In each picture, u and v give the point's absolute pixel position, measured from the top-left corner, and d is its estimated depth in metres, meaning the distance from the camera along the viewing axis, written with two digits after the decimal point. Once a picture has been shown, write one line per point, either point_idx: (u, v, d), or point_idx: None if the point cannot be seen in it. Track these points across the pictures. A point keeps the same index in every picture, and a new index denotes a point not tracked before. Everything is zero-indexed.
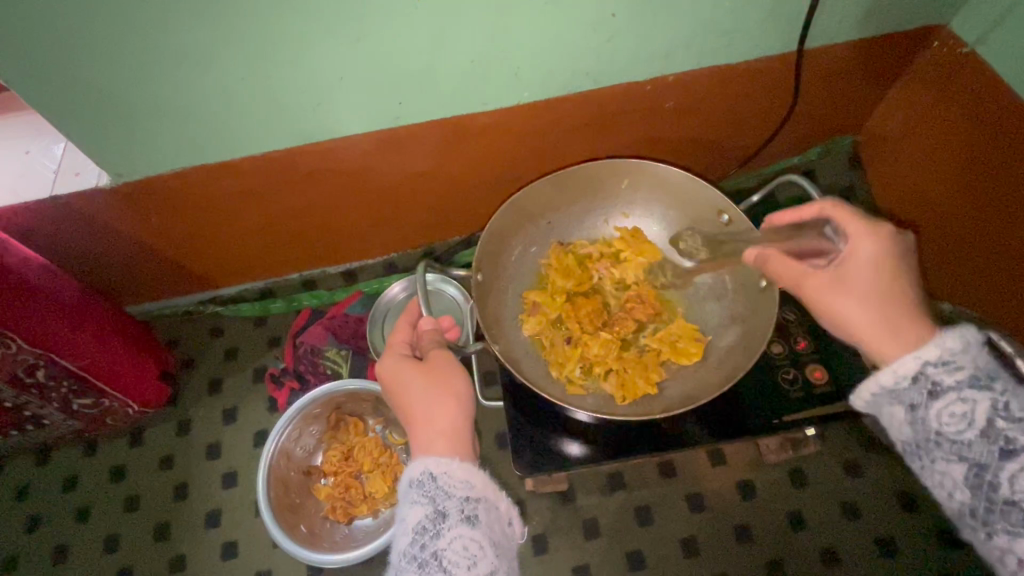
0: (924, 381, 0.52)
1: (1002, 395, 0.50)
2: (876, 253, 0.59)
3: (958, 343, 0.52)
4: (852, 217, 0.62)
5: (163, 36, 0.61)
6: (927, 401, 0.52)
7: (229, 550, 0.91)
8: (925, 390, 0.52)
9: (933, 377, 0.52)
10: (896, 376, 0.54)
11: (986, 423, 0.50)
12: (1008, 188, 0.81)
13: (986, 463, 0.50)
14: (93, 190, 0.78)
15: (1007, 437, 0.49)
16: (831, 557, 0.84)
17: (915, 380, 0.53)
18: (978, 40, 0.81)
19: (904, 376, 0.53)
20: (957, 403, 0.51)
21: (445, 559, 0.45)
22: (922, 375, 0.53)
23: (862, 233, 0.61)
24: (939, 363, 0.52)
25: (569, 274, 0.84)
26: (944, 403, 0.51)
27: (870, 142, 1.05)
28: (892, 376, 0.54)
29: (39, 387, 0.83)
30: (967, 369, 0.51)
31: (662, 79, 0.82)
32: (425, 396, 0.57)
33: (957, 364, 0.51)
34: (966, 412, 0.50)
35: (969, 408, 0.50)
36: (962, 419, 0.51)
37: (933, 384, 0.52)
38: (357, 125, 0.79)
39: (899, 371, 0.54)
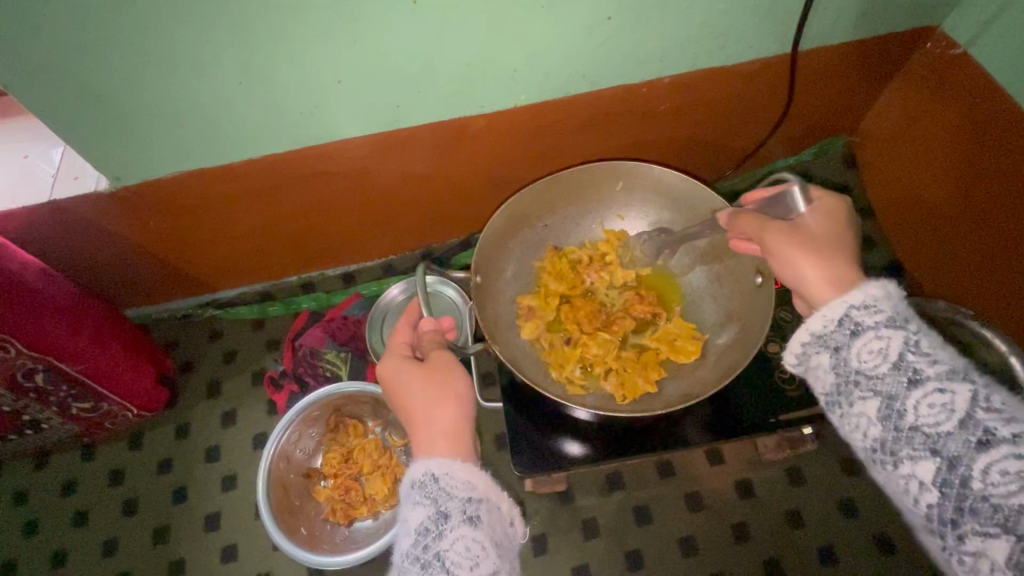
0: (847, 322, 0.51)
1: (915, 333, 0.48)
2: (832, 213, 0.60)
3: (880, 291, 0.51)
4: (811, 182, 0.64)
5: (162, 40, 0.61)
6: (848, 342, 0.51)
7: (229, 553, 0.91)
8: (846, 331, 0.51)
9: (855, 319, 0.51)
10: (824, 321, 0.53)
11: (898, 357, 0.48)
12: (1001, 185, 0.82)
13: (897, 395, 0.48)
14: (92, 193, 0.78)
15: (917, 369, 0.47)
16: (828, 555, 0.85)
17: (838, 323, 0.52)
18: (970, 42, 0.82)
19: (832, 320, 0.52)
20: (874, 340, 0.49)
21: (448, 559, 0.45)
22: (846, 317, 0.51)
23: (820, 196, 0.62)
24: (862, 306, 0.51)
25: (563, 277, 0.84)
26: (863, 342, 0.50)
27: (864, 143, 1.06)
28: (821, 321, 0.53)
29: (38, 391, 0.83)
30: (887, 310, 0.50)
31: (658, 81, 0.82)
32: (426, 397, 0.57)
33: (876, 306, 0.50)
34: (882, 348, 0.49)
35: (885, 344, 0.49)
36: (879, 355, 0.49)
37: (855, 325, 0.51)
38: (355, 128, 0.79)
39: (827, 315, 0.53)
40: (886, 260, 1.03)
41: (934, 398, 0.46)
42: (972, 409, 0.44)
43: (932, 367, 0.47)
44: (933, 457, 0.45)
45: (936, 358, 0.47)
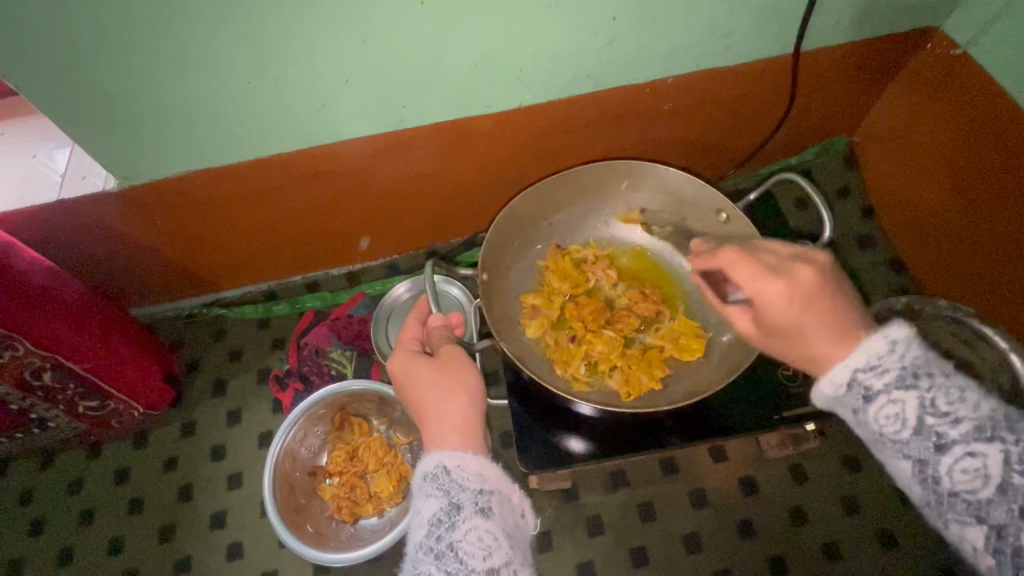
0: (857, 387, 0.48)
1: (929, 391, 0.45)
2: (778, 296, 0.53)
3: (883, 345, 0.47)
4: (749, 263, 0.56)
5: (171, 40, 0.61)
6: (864, 406, 0.48)
7: (234, 551, 0.91)
8: (858, 396, 0.48)
9: (863, 383, 0.48)
10: (833, 385, 0.49)
11: (918, 422, 0.45)
12: (999, 182, 0.83)
13: (926, 459, 0.45)
14: (99, 193, 0.79)
15: (940, 433, 0.44)
16: (831, 551, 0.86)
17: (848, 387, 0.48)
18: (970, 42, 0.83)
19: (839, 385, 0.49)
20: (888, 406, 0.46)
21: (460, 550, 0.46)
22: (855, 382, 0.48)
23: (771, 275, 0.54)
24: (867, 368, 0.47)
25: (566, 276, 0.85)
26: (878, 407, 0.47)
27: (865, 143, 1.07)
28: (829, 385, 0.50)
29: (44, 390, 0.84)
30: (894, 370, 0.46)
31: (662, 81, 0.83)
32: (437, 392, 0.58)
33: (881, 367, 0.47)
34: (900, 413, 0.46)
35: (902, 409, 0.46)
36: (898, 421, 0.46)
37: (865, 390, 0.47)
38: (361, 128, 0.80)
39: (833, 380, 0.49)
40: (887, 259, 1.04)
41: (965, 462, 0.43)
42: (1008, 475, 0.42)
43: (955, 429, 0.44)
44: (980, 524, 0.42)
45: (958, 417, 0.44)
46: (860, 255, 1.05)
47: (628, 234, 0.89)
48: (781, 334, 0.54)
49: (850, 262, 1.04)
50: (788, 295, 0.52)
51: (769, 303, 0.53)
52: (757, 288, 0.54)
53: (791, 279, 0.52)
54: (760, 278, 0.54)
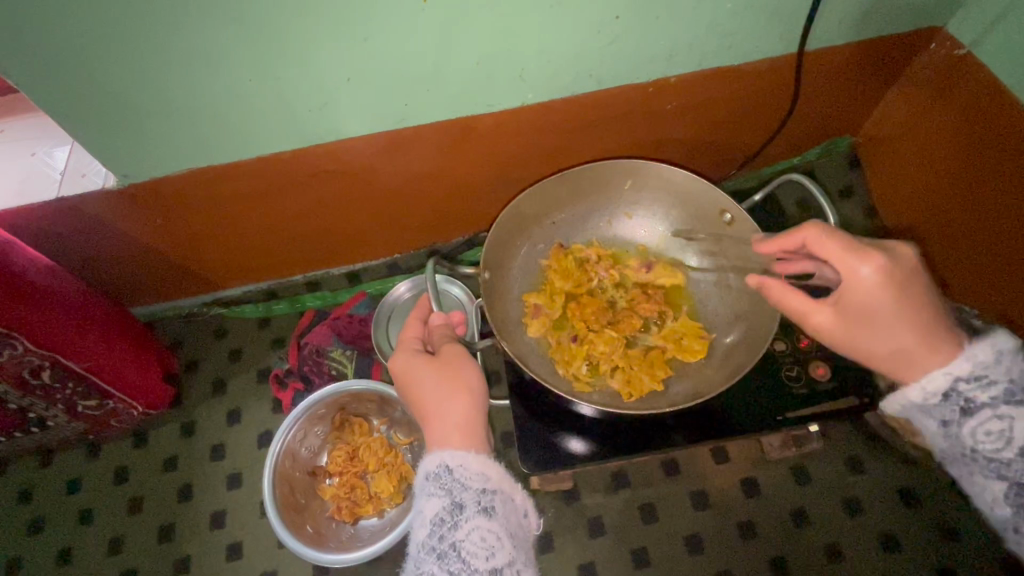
0: (955, 398, 0.54)
1: None
2: (874, 280, 0.55)
3: (989, 356, 0.54)
4: (839, 243, 0.57)
5: (172, 36, 0.61)
6: (960, 418, 0.54)
7: (234, 551, 0.91)
8: (956, 407, 0.54)
9: (965, 395, 0.54)
10: (926, 394, 0.55)
11: (1022, 439, 0.52)
12: (1002, 184, 0.83)
13: (1022, 477, 0.53)
14: (99, 190, 0.78)
15: None
16: (834, 552, 0.85)
17: (944, 397, 0.55)
18: (973, 43, 0.83)
19: (934, 394, 0.55)
20: (993, 421, 0.53)
21: (463, 549, 0.46)
22: (954, 392, 0.54)
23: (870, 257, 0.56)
24: (969, 379, 0.53)
25: (568, 276, 0.85)
26: (978, 421, 0.53)
27: (868, 143, 1.07)
28: (921, 393, 0.55)
29: (44, 389, 0.83)
30: (1001, 385, 0.53)
31: (665, 81, 0.83)
32: (439, 391, 0.57)
33: (989, 380, 0.53)
34: (1003, 430, 0.53)
35: (1006, 426, 0.53)
36: (1000, 437, 0.53)
37: (966, 401, 0.54)
38: (363, 127, 0.79)
39: (929, 388, 0.55)
40: None
41: None
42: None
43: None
44: None
45: None
46: None
47: (630, 233, 0.88)
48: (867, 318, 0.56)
49: None
50: (881, 280, 0.55)
51: (861, 286, 0.56)
52: (854, 270, 0.56)
53: (886, 261, 0.55)
54: (857, 260, 0.56)
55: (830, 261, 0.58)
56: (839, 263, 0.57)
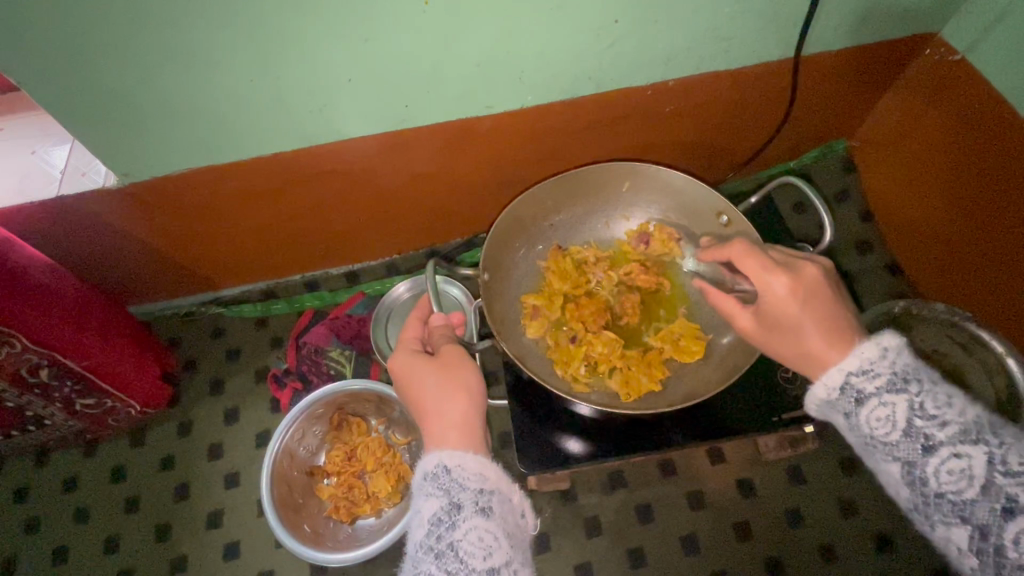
0: (850, 390, 0.52)
1: (918, 396, 0.49)
2: (785, 292, 0.59)
3: (876, 352, 0.52)
4: (755, 258, 0.61)
5: (173, 37, 0.61)
6: (855, 409, 0.52)
7: (231, 550, 0.91)
8: (850, 399, 0.52)
9: (856, 386, 0.52)
10: (828, 389, 0.54)
11: (907, 423, 0.49)
12: (997, 186, 0.84)
13: (914, 460, 0.49)
14: (99, 190, 0.78)
15: (928, 435, 0.48)
16: (828, 554, 0.86)
17: (841, 390, 0.53)
18: (968, 49, 0.84)
19: (833, 388, 0.53)
20: (879, 408, 0.50)
21: (460, 549, 0.46)
22: (847, 385, 0.52)
23: (783, 270, 0.59)
24: (859, 372, 0.52)
25: (566, 277, 0.85)
26: (868, 409, 0.51)
27: (863, 147, 1.08)
28: (824, 389, 0.54)
29: (42, 387, 0.83)
30: (884, 375, 0.51)
31: (663, 84, 0.83)
32: (437, 390, 0.58)
33: (874, 371, 0.51)
34: (890, 415, 0.50)
35: (891, 411, 0.50)
36: (888, 422, 0.50)
37: (857, 393, 0.52)
38: (362, 127, 0.80)
39: (829, 384, 0.54)
40: (885, 263, 1.04)
41: (950, 463, 0.47)
42: (991, 474, 0.45)
43: (942, 431, 0.48)
44: (964, 525, 0.46)
45: (945, 421, 0.48)
46: (859, 258, 1.05)
47: (628, 234, 0.89)
48: (780, 327, 0.59)
49: (848, 266, 1.05)
50: (793, 292, 0.58)
51: (774, 297, 0.59)
52: (768, 282, 0.60)
53: (795, 278, 0.59)
54: (769, 274, 0.60)
55: (749, 276, 0.62)
56: (754, 277, 0.61)
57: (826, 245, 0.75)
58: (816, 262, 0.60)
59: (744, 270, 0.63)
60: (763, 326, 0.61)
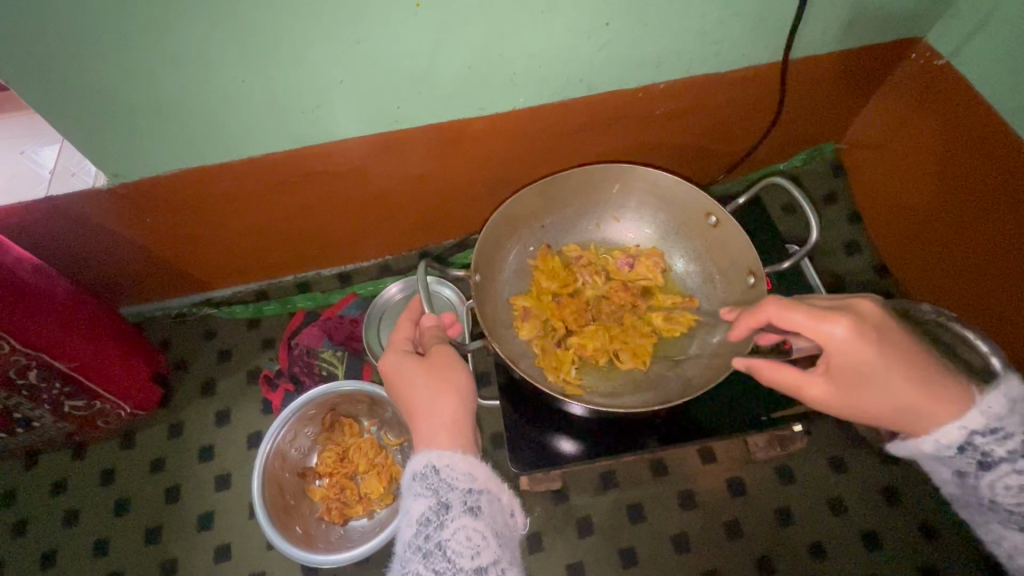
0: (973, 452, 0.55)
1: None
2: (848, 335, 0.55)
3: (1003, 407, 0.55)
4: (801, 313, 0.57)
5: (165, 40, 0.61)
6: (977, 471, 0.56)
7: (222, 552, 0.91)
8: (976, 461, 0.56)
9: (983, 449, 0.55)
10: (940, 445, 0.56)
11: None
12: (981, 188, 0.85)
13: None
14: (89, 190, 0.78)
15: None
16: (817, 552, 0.87)
17: (963, 450, 0.55)
18: (953, 53, 0.85)
19: (952, 447, 0.56)
20: (1010, 475, 0.54)
21: (448, 548, 0.47)
22: (971, 446, 0.55)
23: (822, 329, 0.56)
24: (985, 433, 0.55)
25: (555, 277, 0.86)
26: (996, 474, 0.55)
27: (851, 149, 1.09)
28: (934, 445, 0.56)
29: (30, 390, 0.83)
30: (1015, 436, 0.54)
31: (653, 86, 0.84)
32: (427, 390, 0.58)
33: (1003, 432, 0.54)
34: (1021, 483, 0.55)
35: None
36: (1017, 491, 0.55)
37: (983, 454, 0.55)
38: (354, 129, 0.80)
39: (943, 441, 0.55)
40: (873, 263, 1.05)
41: None
42: None
43: None
44: None
45: None
46: (847, 258, 1.06)
47: (617, 235, 0.90)
48: (850, 376, 0.57)
49: (835, 266, 1.06)
50: (851, 350, 0.55)
51: (842, 348, 0.56)
52: (829, 340, 0.56)
53: (856, 322, 0.55)
54: (824, 321, 0.56)
55: (802, 331, 0.57)
56: (818, 336, 0.56)
57: (813, 245, 0.76)
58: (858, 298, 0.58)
59: (791, 323, 0.57)
60: (838, 382, 0.58)
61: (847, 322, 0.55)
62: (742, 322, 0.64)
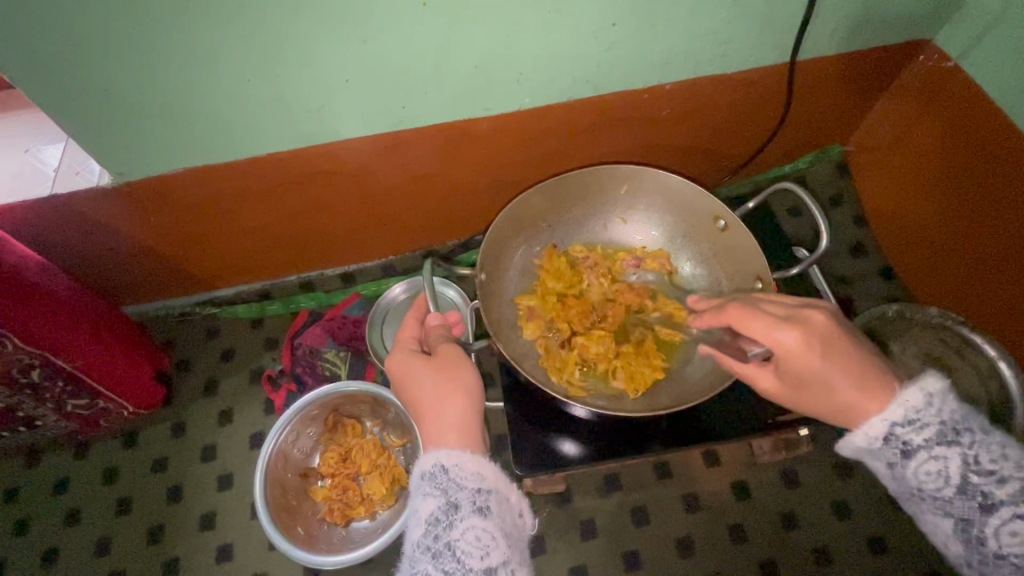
0: (895, 442, 0.52)
1: (970, 448, 0.50)
2: (796, 343, 0.55)
3: (921, 399, 0.52)
4: (757, 318, 0.58)
5: (168, 36, 0.61)
6: (902, 460, 0.52)
7: (224, 552, 0.90)
8: (897, 451, 0.52)
9: (902, 438, 0.52)
10: (869, 439, 0.53)
11: (961, 479, 0.50)
12: (988, 191, 0.85)
13: (971, 517, 0.50)
14: (93, 188, 0.78)
15: (986, 492, 0.49)
16: (823, 556, 0.86)
17: (884, 441, 0.52)
18: (961, 56, 0.85)
19: (876, 438, 0.53)
20: (930, 462, 0.51)
21: (458, 548, 0.46)
22: (893, 437, 0.52)
23: (772, 334, 0.57)
24: (906, 424, 0.51)
25: (560, 277, 0.86)
26: (918, 463, 0.51)
27: (856, 151, 1.09)
28: (865, 438, 0.53)
29: (33, 388, 0.82)
30: (933, 426, 0.51)
31: (660, 88, 0.84)
32: (434, 390, 0.58)
33: (921, 422, 0.51)
34: (942, 470, 0.50)
35: (944, 466, 0.50)
36: (939, 477, 0.51)
37: (904, 444, 0.52)
38: (359, 129, 0.80)
39: (870, 435, 0.53)
40: (878, 266, 1.05)
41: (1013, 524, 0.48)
42: None
43: (1001, 488, 0.49)
44: None
45: (1003, 476, 0.49)
46: (852, 262, 1.06)
47: (624, 236, 0.90)
48: (800, 382, 0.57)
49: (841, 269, 1.05)
50: (799, 357, 0.56)
51: (789, 354, 0.56)
52: (778, 345, 0.56)
53: (805, 330, 0.55)
54: (775, 328, 0.56)
55: (754, 336, 0.58)
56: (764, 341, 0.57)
57: (821, 248, 0.75)
58: (817, 307, 0.57)
59: (746, 328, 0.59)
60: (790, 384, 0.58)
61: (797, 330, 0.56)
62: (706, 317, 0.66)
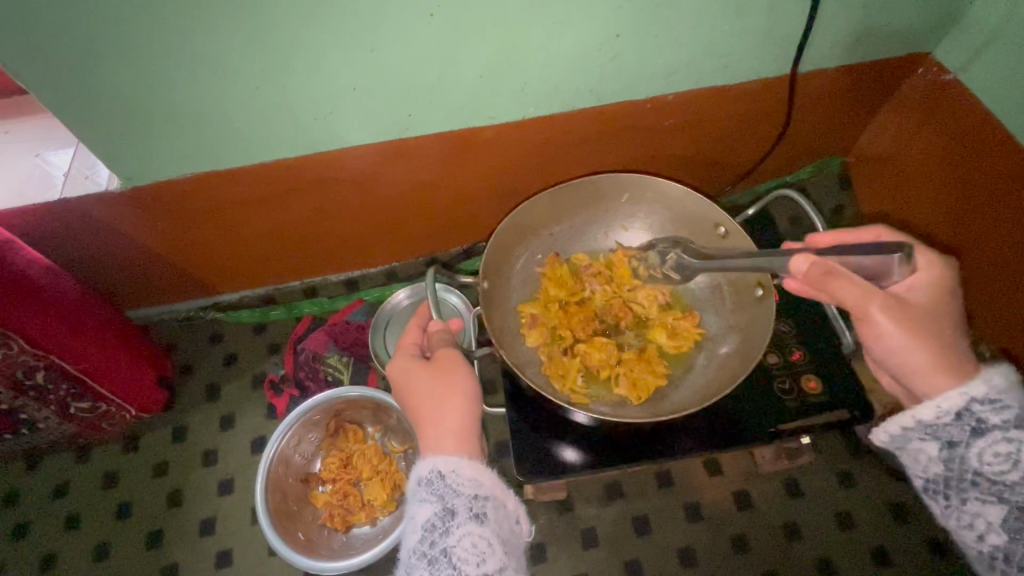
0: (967, 418, 0.54)
1: None
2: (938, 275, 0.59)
3: (1001, 383, 0.54)
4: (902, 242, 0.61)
5: (179, 44, 0.62)
6: (969, 439, 0.54)
7: (224, 557, 0.90)
8: (966, 428, 0.54)
9: (977, 415, 0.54)
10: (940, 411, 0.55)
11: None
12: (987, 201, 0.85)
13: None
14: (102, 192, 0.79)
15: None
16: (825, 566, 0.86)
17: (956, 415, 0.55)
18: (960, 69, 0.85)
19: (947, 411, 0.55)
20: (1001, 444, 0.53)
21: (454, 555, 0.46)
22: (967, 412, 0.54)
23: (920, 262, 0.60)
24: (985, 402, 0.54)
25: (562, 285, 0.86)
26: (986, 443, 0.53)
27: (857, 163, 1.10)
28: (933, 411, 0.55)
29: (37, 390, 0.83)
30: (1012, 409, 0.53)
31: (662, 98, 0.85)
32: (434, 395, 0.58)
33: (1001, 403, 0.54)
34: (1011, 453, 0.53)
35: (1014, 449, 0.52)
36: (1006, 460, 0.53)
37: (978, 421, 0.54)
38: (364, 136, 0.81)
39: (944, 406, 0.55)
40: None
41: None
42: None
43: None
44: None
45: None
46: None
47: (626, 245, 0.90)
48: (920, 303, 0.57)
49: None
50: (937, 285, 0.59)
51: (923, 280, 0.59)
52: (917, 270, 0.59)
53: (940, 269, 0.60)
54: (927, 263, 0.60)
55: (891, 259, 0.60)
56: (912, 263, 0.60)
57: None
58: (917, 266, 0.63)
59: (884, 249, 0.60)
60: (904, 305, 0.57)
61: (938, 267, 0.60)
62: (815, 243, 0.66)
